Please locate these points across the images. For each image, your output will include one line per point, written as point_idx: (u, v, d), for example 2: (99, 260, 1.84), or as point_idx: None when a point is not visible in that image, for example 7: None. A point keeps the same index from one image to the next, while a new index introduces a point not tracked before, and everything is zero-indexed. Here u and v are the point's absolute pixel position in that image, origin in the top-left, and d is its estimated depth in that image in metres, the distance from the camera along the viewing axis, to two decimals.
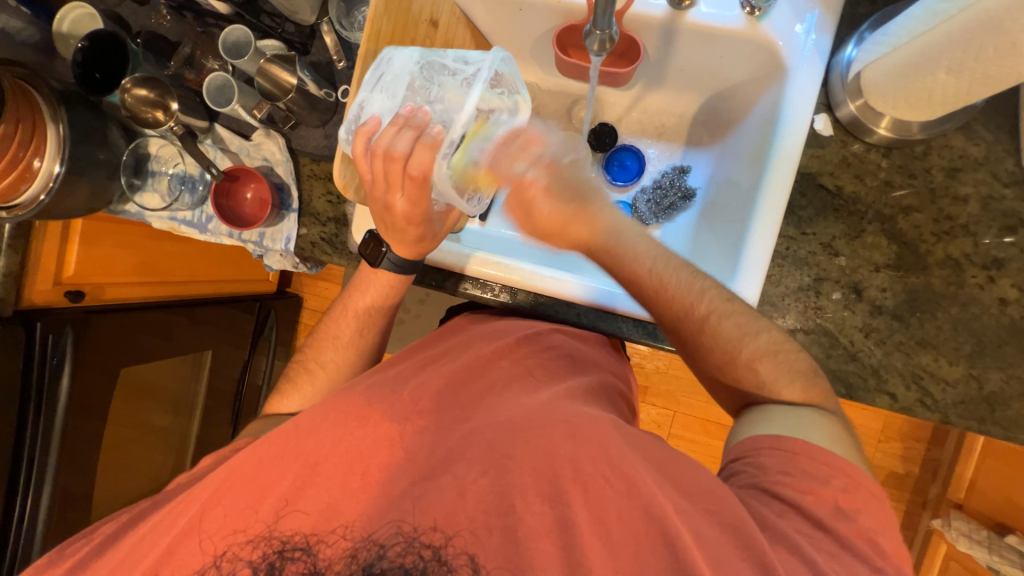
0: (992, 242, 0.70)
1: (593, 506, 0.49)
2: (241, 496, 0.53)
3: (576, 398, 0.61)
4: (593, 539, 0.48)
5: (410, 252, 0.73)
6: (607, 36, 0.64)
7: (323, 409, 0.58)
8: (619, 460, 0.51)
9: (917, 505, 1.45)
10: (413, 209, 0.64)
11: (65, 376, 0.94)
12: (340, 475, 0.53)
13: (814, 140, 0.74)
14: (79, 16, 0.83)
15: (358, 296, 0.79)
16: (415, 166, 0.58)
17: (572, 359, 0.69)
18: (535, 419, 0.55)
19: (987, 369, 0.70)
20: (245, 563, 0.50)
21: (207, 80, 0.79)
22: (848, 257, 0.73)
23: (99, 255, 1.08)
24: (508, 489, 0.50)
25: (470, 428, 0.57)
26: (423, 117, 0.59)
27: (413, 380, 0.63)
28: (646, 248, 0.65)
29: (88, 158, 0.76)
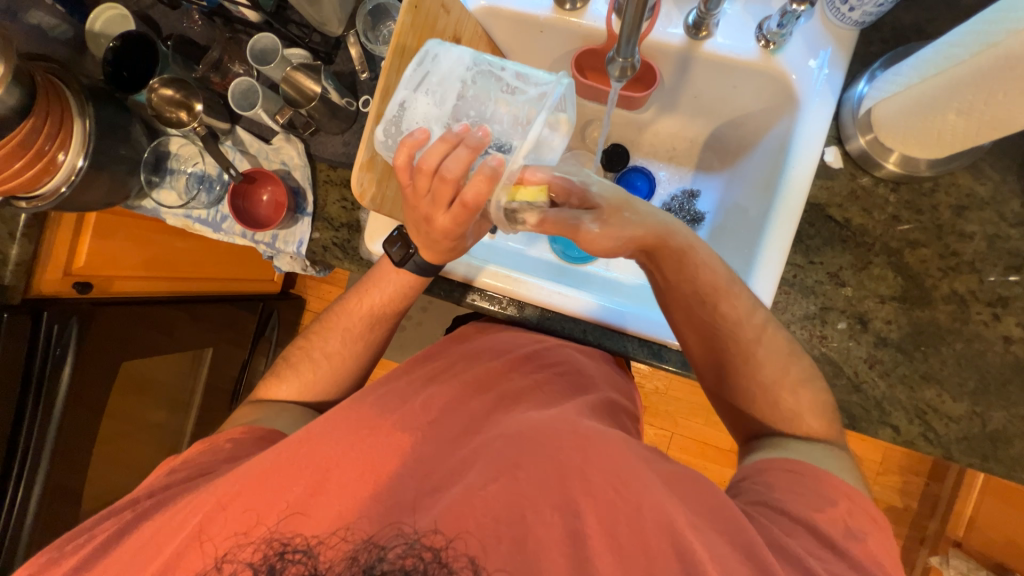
0: (996, 280, 0.71)
1: (604, 523, 0.49)
2: (248, 493, 0.53)
3: (586, 413, 0.61)
4: (603, 556, 0.47)
5: (437, 257, 0.71)
6: (628, 64, 0.67)
7: (334, 417, 0.58)
8: (628, 474, 0.51)
9: (914, 541, 1.42)
10: (452, 225, 0.62)
11: (67, 365, 0.94)
12: (349, 479, 0.53)
13: (824, 171, 0.75)
14: (112, 15, 0.85)
15: (364, 297, 0.77)
16: (472, 192, 0.56)
17: (579, 377, 0.69)
18: (543, 431, 0.55)
19: (991, 406, 0.71)
20: (244, 564, 0.49)
21: (233, 84, 0.81)
22: (854, 287, 0.74)
23: (110, 249, 1.09)
24: (516, 500, 0.50)
25: (479, 443, 0.57)
26: (480, 135, 0.55)
27: (423, 393, 0.64)
28: (712, 274, 0.67)
29: (111, 154, 0.77)
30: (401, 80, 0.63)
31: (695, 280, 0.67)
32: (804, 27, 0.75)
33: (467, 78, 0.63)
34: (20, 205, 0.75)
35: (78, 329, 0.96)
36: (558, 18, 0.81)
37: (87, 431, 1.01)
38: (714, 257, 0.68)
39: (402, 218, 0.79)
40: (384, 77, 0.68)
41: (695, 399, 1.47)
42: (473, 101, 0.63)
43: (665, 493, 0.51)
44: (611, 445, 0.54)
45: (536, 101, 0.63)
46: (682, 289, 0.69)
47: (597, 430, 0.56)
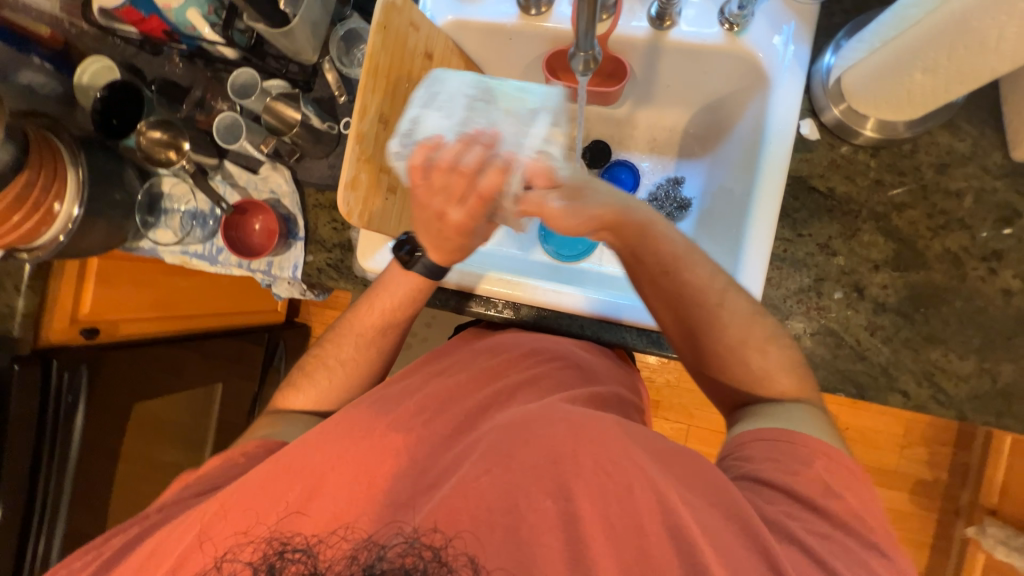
0: (987, 234, 0.71)
1: (595, 507, 0.49)
2: (244, 510, 0.53)
3: (583, 403, 0.61)
4: (596, 538, 0.48)
5: (444, 259, 0.70)
6: (591, 56, 0.67)
7: (327, 426, 0.58)
8: (621, 454, 0.51)
9: (950, 514, 1.38)
10: (466, 221, 0.61)
11: (79, 413, 0.96)
12: (346, 475, 0.53)
13: (802, 144, 0.76)
14: (98, 68, 0.89)
15: (360, 313, 0.77)
16: (487, 183, 0.55)
17: (579, 369, 0.69)
18: (536, 420, 0.55)
19: (999, 361, 0.70)
20: (244, 564, 0.50)
21: (217, 120, 0.84)
22: (846, 256, 0.73)
23: (113, 295, 1.11)
24: (509, 490, 0.50)
25: (473, 437, 0.57)
26: (492, 135, 0.56)
27: (417, 394, 0.64)
28: (672, 245, 0.67)
29: (105, 199, 0.80)
30: (411, 100, 0.62)
31: (658, 251, 0.66)
32: (766, 6, 0.76)
33: (472, 93, 0.63)
34: (20, 255, 0.77)
35: (88, 375, 0.97)
36: (525, 24, 0.84)
37: (98, 473, 1.02)
38: (674, 230, 0.68)
39: (391, 231, 0.81)
40: (360, 97, 0.70)
41: None
42: (477, 111, 0.61)
43: (660, 471, 0.51)
44: (607, 429, 0.53)
45: (536, 109, 0.64)
46: (648, 260, 0.67)
47: (591, 414, 0.55)
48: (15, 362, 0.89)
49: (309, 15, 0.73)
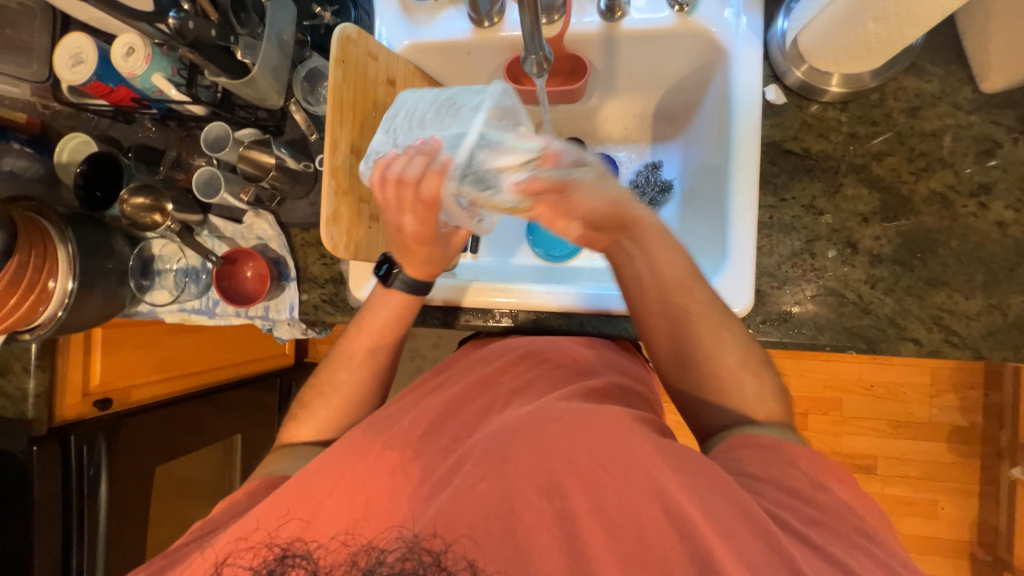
0: (972, 169, 0.70)
1: (588, 497, 0.48)
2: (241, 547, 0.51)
3: (580, 398, 0.60)
4: (592, 531, 0.47)
5: (421, 272, 0.74)
6: (542, 58, 0.71)
7: (329, 456, 0.56)
8: (615, 450, 0.50)
9: (992, 457, 1.35)
10: (421, 229, 0.65)
11: (103, 488, 0.99)
12: (344, 497, 0.52)
13: (770, 110, 0.76)
14: (76, 144, 0.90)
15: (358, 336, 0.77)
16: (426, 189, 0.59)
17: (577, 366, 0.67)
18: (532, 421, 0.54)
19: (1006, 294, 0.68)
20: (244, 568, 0.50)
21: (195, 176, 0.85)
22: (833, 213, 0.73)
23: (120, 362, 1.11)
24: (505, 492, 0.49)
25: (465, 446, 0.56)
26: (434, 142, 0.58)
27: (413, 410, 0.63)
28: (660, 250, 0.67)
29: (98, 269, 0.81)
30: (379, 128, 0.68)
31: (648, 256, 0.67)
32: None
33: (427, 111, 0.65)
34: (24, 337, 0.77)
35: (106, 447, 1.00)
36: (480, 37, 0.85)
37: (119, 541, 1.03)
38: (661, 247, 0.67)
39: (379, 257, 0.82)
40: (330, 133, 0.71)
41: None
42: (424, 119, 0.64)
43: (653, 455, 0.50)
44: (603, 423, 0.53)
45: (474, 111, 0.60)
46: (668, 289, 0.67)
47: (588, 411, 0.54)
48: (34, 444, 0.92)
49: (268, 61, 0.73)
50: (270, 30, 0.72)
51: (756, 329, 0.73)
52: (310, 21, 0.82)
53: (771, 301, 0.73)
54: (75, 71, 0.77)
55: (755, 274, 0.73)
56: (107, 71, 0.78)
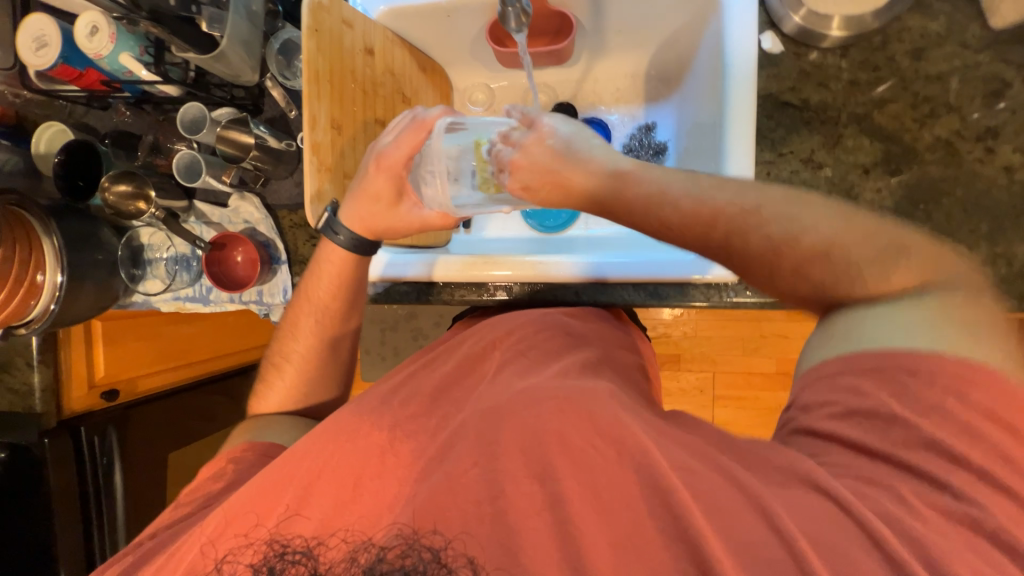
0: (978, 114, 0.67)
1: (581, 483, 0.48)
2: (236, 522, 0.53)
3: (574, 373, 0.59)
4: (585, 514, 0.47)
5: (369, 232, 0.73)
6: (519, 11, 0.68)
7: (316, 433, 0.56)
8: (612, 429, 0.49)
9: None
10: (397, 153, 0.69)
11: (117, 472, 1.04)
12: (331, 481, 0.53)
13: (766, 60, 0.72)
14: (53, 133, 0.87)
15: (305, 304, 0.76)
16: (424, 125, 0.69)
17: (569, 336, 0.67)
18: (521, 400, 0.53)
19: (1014, 243, 0.66)
20: (245, 565, 0.51)
21: (176, 161, 0.83)
22: (833, 166, 0.70)
23: (122, 354, 1.11)
24: (494, 477, 0.49)
25: (456, 421, 0.56)
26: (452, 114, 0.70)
27: (403, 390, 0.62)
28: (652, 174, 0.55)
29: (89, 261, 0.80)
30: None
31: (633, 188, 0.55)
32: None
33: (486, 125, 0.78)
34: (19, 331, 0.77)
35: (117, 436, 1.04)
36: None
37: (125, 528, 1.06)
38: (717, 188, 0.53)
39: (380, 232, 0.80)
40: (307, 107, 0.68)
41: (727, 331, 1.44)
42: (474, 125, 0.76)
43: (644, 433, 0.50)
44: (597, 398, 0.52)
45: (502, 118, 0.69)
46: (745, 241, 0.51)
47: (578, 389, 0.54)
48: (44, 436, 0.94)
49: (237, 33, 0.70)
50: (235, 0, 0.70)
51: (754, 290, 0.73)
52: None
53: None
54: (40, 55, 0.74)
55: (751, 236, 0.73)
56: (73, 54, 0.75)
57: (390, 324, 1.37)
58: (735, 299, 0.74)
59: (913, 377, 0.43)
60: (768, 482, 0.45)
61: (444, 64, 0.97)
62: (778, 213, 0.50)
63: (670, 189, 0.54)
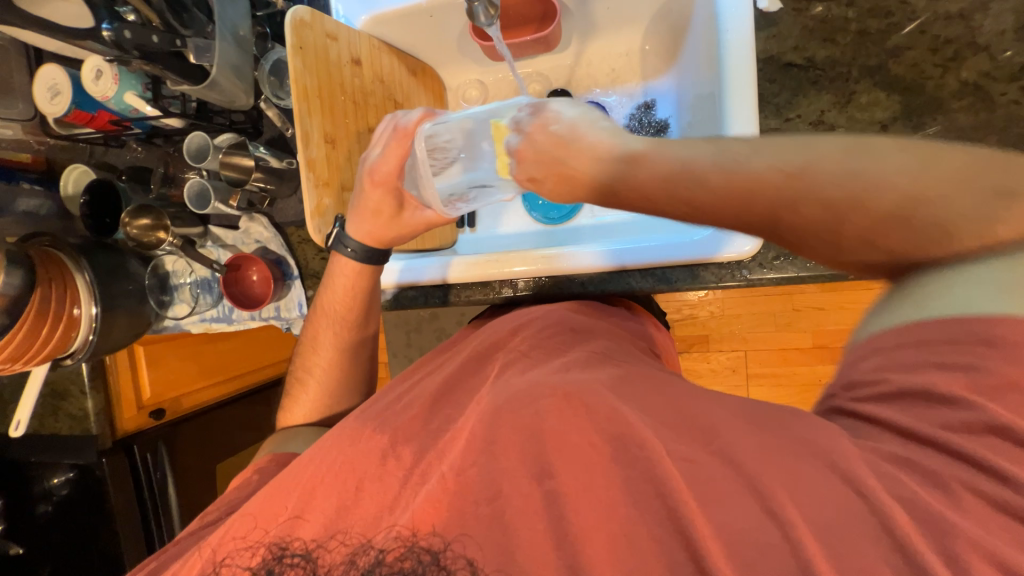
0: (1010, 50, 0.60)
1: (572, 480, 0.46)
2: (243, 519, 0.55)
3: (579, 366, 0.56)
4: (590, 510, 0.45)
5: (380, 241, 0.74)
6: (487, 3, 0.67)
7: (325, 441, 0.57)
8: (615, 423, 0.47)
9: None
10: (384, 165, 0.69)
11: (171, 483, 1.14)
12: (331, 485, 0.52)
13: (764, 21, 0.68)
14: (77, 175, 0.92)
15: (321, 318, 0.79)
16: (401, 131, 0.69)
17: (571, 331, 0.65)
18: (520, 398, 0.51)
19: None
20: (243, 568, 0.52)
21: (187, 188, 0.86)
22: (846, 126, 0.65)
23: (166, 373, 1.17)
24: (494, 478, 0.47)
25: (456, 426, 0.54)
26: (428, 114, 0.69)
27: (406, 397, 0.62)
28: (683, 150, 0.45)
29: (120, 292, 0.85)
30: None
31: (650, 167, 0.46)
32: None
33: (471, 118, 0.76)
34: (66, 362, 0.84)
35: (166, 451, 1.14)
36: None
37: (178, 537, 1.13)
38: (753, 154, 0.42)
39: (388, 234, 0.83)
40: (298, 124, 0.69)
41: (757, 308, 1.37)
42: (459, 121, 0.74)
43: (649, 424, 0.47)
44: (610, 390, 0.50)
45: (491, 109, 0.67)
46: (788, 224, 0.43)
47: (583, 381, 0.51)
48: (104, 455, 1.01)
49: (226, 59, 0.71)
50: (221, 26, 0.70)
51: (770, 266, 0.70)
52: (264, 10, 0.81)
53: None
54: (55, 103, 0.79)
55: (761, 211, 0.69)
56: (84, 99, 0.79)
57: (414, 326, 1.38)
58: (750, 277, 0.71)
59: (989, 349, 0.36)
60: (789, 462, 0.41)
61: (435, 64, 0.97)
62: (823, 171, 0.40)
63: (696, 162, 0.44)
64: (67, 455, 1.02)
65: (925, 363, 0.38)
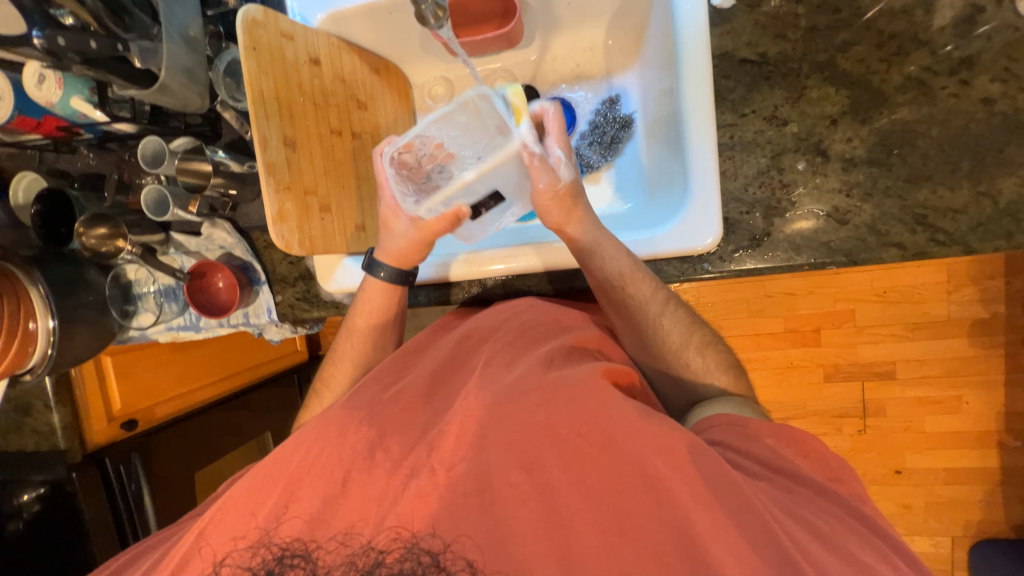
0: (951, 45, 0.63)
1: (569, 470, 0.48)
2: (229, 515, 0.52)
3: (561, 358, 0.58)
4: (574, 500, 0.47)
5: (402, 259, 0.74)
6: (437, 4, 0.65)
7: (308, 429, 0.55)
8: (593, 411, 0.49)
9: (1017, 344, 1.30)
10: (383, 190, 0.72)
11: (146, 496, 1.10)
12: (319, 475, 0.51)
13: (718, 17, 0.68)
14: (28, 183, 0.88)
15: (356, 315, 0.77)
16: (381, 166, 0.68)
17: (550, 326, 0.65)
18: (504, 396, 0.52)
19: (996, 179, 0.63)
20: (244, 569, 0.49)
21: (143, 196, 0.83)
22: (798, 121, 0.67)
23: (137, 383, 1.15)
24: (485, 471, 0.49)
25: (444, 420, 0.53)
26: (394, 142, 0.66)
27: (393, 387, 0.60)
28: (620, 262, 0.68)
29: (77, 304, 0.83)
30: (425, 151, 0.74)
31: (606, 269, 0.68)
32: None
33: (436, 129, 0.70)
34: (26, 378, 0.80)
35: (140, 462, 1.10)
36: None
37: None
38: (647, 282, 0.68)
39: (339, 248, 0.81)
40: (255, 128, 0.67)
41: (729, 296, 1.40)
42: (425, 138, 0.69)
43: (624, 419, 0.48)
44: (581, 382, 0.51)
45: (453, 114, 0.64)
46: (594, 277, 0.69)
47: (569, 380, 0.52)
48: (72, 470, 1.00)
49: (176, 62, 0.70)
50: (167, 27, 0.68)
51: (729, 259, 0.70)
52: (216, 9, 0.78)
53: (744, 228, 0.70)
54: None
55: (722, 202, 0.69)
56: (27, 104, 0.76)
57: None
58: (712, 271, 0.71)
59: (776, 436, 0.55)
60: None
61: (398, 62, 0.96)
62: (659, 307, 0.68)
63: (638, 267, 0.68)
64: (38, 471, 1.00)
65: (742, 438, 0.55)
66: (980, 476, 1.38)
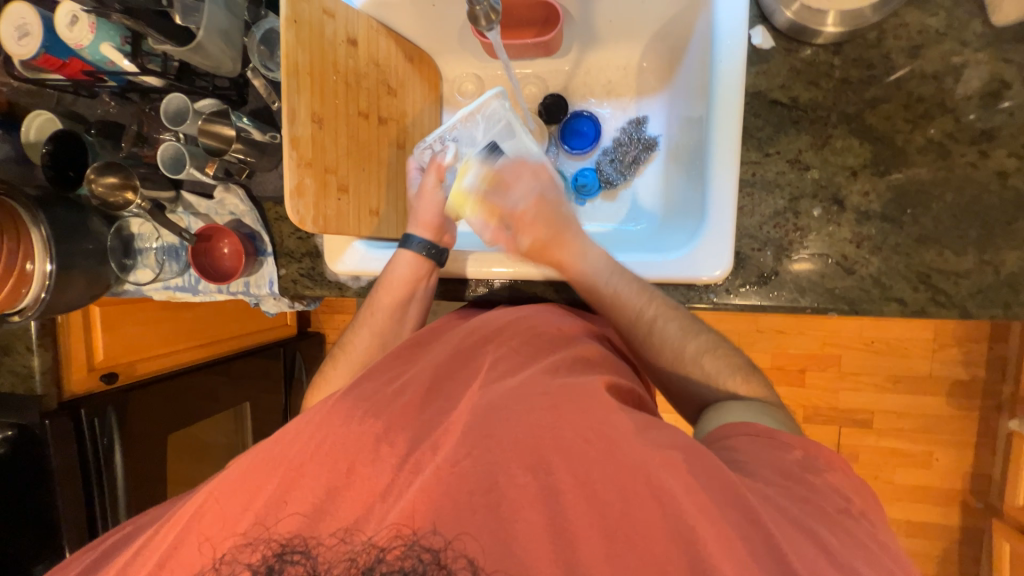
0: (974, 115, 0.65)
1: (574, 481, 0.47)
2: (223, 499, 0.52)
3: (564, 368, 0.58)
4: (578, 510, 0.46)
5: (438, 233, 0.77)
6: (488, 8, 0.67)
7: (305, 414, 0.56)
8: (601, 423, 0.50)
9: (991, 409, 1.34)
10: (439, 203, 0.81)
11: (117, 451, 1.08)
12: (320, 467, 0.51)
13: (755, 56, 0.70)
14: (41, 122, 0.86)
15: (382, 289, 0.77)
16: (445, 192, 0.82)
17: (557, 336, 0.65)
18: (511, 398, 0.53)
19: (1000, 250, 0.65)
20: (244, 565, 0.48)
21: (160, 151, 0.84)
22: (819, 168, 0.68)
23: (125, 337, 1.14)
24: (490, 469, 0.48)
25: (449, 418, 0.54)
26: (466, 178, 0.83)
27: (395, 381, 0.60)
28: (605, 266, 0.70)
29: (77, 250, 0.81)
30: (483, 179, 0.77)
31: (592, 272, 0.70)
32: None
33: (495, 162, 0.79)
34: (15, 319, 0.79)
35: (116, 416, 1.07)
36: None
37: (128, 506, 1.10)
38: (641, 290, 0.68)
39: (351, 232, 0.81)
40: (285, 100, 0.67)
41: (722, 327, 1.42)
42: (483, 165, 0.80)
43: (629, 436, 0.49)
44: (587, 394, 0.52)
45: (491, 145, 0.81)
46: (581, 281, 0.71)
47: (572, 387, 0.53)
48: (46, 417, 0.97)
49: (214, 23, 0.70)
50: None
51: (735, 293, 0.71)
52: None
53: (753, 264, 0.71)
54: (22, 44, 0.74)
55: (735, 236, 0.71)
56: (55, 43, 0.75)
57: None
58: (716, 301, 0.72)
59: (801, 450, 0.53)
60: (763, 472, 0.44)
61: (432, 53, 0.96)
62: (660, 314, 0.67)
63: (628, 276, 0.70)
64: (9, 413, 0.98)
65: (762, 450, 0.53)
66: (942, 533, 1.41)
